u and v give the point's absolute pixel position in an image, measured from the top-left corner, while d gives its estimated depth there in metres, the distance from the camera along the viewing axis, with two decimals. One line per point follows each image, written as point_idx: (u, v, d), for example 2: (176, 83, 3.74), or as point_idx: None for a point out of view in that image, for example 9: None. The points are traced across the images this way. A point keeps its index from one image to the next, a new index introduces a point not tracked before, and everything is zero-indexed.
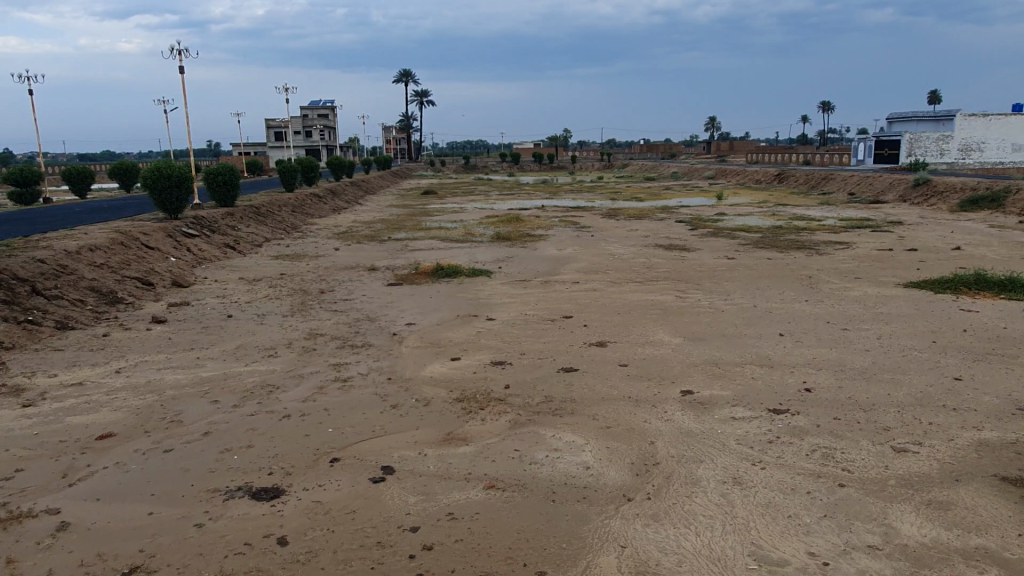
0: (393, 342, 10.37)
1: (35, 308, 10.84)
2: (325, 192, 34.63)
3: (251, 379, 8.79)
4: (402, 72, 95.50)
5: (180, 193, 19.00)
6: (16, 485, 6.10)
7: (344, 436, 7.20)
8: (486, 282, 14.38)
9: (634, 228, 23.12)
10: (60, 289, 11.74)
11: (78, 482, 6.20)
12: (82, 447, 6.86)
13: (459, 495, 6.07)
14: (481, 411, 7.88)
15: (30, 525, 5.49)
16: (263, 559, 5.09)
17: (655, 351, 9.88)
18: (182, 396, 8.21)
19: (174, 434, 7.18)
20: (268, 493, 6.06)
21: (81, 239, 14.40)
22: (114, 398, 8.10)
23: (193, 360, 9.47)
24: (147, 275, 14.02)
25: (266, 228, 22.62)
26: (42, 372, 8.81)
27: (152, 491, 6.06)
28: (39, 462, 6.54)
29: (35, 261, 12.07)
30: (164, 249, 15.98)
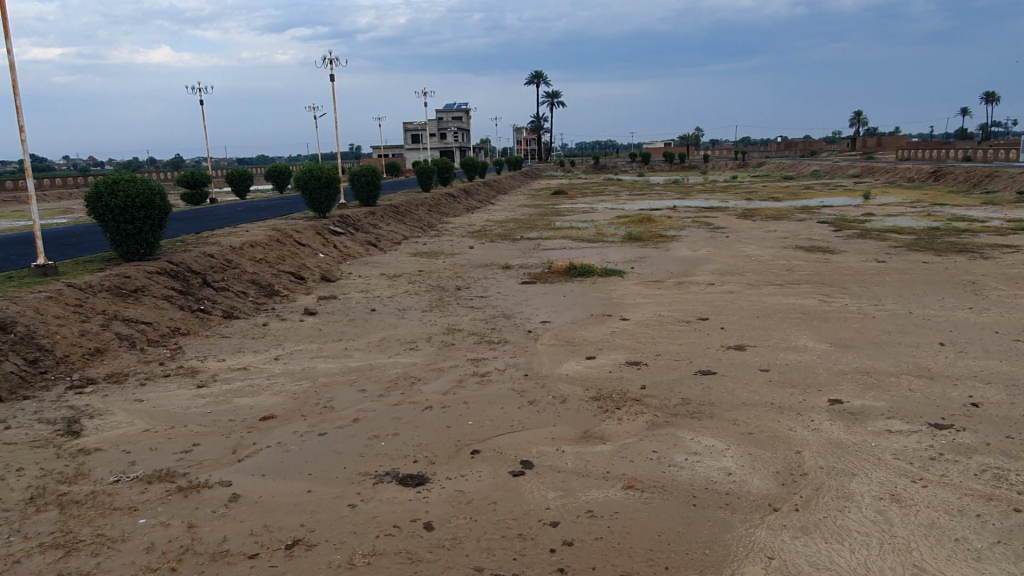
0: (528, 339, 10.52)
1: (206, 299, 11.91)
2: (458, 192, 35.72)
3: (395, 370, 9.22)
4: (535, 76, 97.10)
5: (328, 193, 20.20)
6: (194, 457, 6.73)
7: (484, 429, 7.40)
8: (620, 282, 14.31)
9: (773, 229, 22.24)
10: (226, 281, 12.81)
11: (246, 458, 6.75)
12: (247, 426, 7.45)
13: (599, 493, 6.08)
14: (618, 410, 7.86)
15: (208, 494, 6.04)
16: (412, 542, 5.32)
17: (799, 357, 9.47)
18: (333, 383, 8.74)
19: (328, 419, 7.66)
20: (414, 479, 6.34)
21: (243, 236, 15.64)
22: (274, 382, 8.77)
23: (342, 350, 10.06)
24: (300, 269, 15.02)
25: (405, 227, 23.57)
26: (213, 356, 9.67)
27: (310, 471, 6.50)
28: (213, 437, 7.18)
29: (205, 255, 13.25)
30: (315, 246, 17.05)
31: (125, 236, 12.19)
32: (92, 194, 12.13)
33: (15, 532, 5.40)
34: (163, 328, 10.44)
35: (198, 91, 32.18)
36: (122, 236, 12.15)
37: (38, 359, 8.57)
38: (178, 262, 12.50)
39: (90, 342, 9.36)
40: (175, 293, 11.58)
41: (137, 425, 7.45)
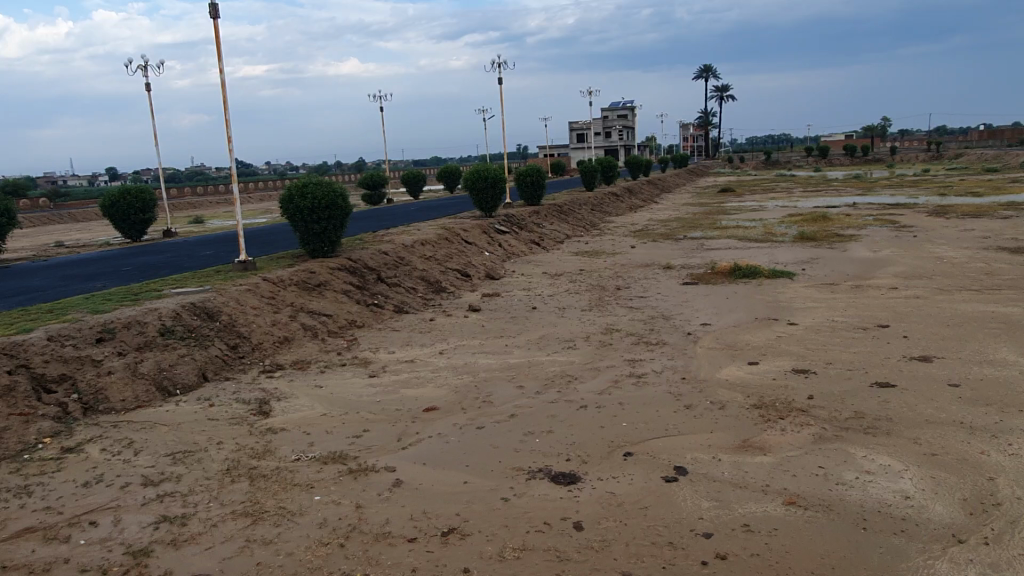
0: (688, 341, 10.26)
1: (380, 294, 12.73)
2: (622, 191, 35.46)
3: (552, 368, 9.36)
4: (704, 69, 94.10)
5: (495, 193, 20.82)
6: (364, 442, 7.24)
7: (638, 432, 7.32)
8: (789, 285, 13.55)
9: (972, 228, 20.02)
10: (398, 278, 13.63)
11: (409, 446, 7.15)
12: (412, 416, 7.90)
13: (757, 507, 5.81)
14: (782, 420, 7.46)
15: (375, 477, 6.48)
16: (561, 540, 5.39)
17: (996, 372, 8.48)
18: (493, 379, 9.03)
19: (486, 414, 7.93)
20: (566, 478, 6.41)
21: (414, 235, 16.55)
22: (438, 375, 9.23)
23: (503, 347, 10.36)
24: (466, 267, 15.64)
25: (568, 226, 23.79)
26: (385, 348, 10.33)
27: (468, 463, 6.77)
28: (381, 425, 7.69)
29: (380, 253, 14.18)
30: (480, 244, 17.67)
31: (312, 235, 13.33)
32: (287, 197, 13.42)
33: (213, 498, 6.11)
34: (341, 320, 11.31)
35: (380, 98, 39.10)
36: (310, 235, 13.29)
37: (238, 345, 9.67)
38: (356, 260, 13.48)
39: (280, 331, 10.37)
40: (353, 287, 12.50)
41: (317, 408, 8.14)
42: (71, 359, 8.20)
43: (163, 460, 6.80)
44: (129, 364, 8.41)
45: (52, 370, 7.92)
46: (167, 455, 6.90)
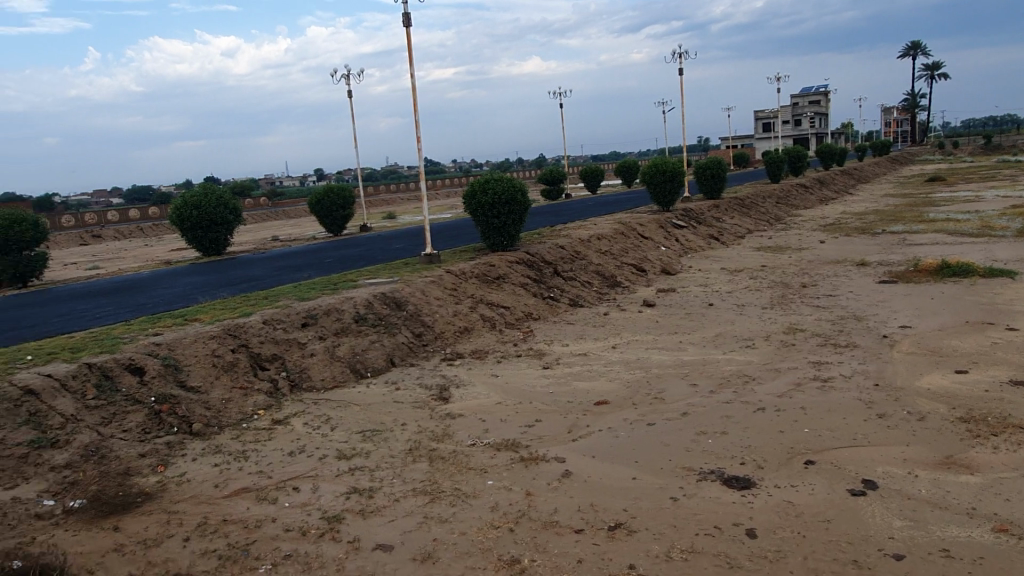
0: (883, 345, 9.44)
1: (556, 287, 12.96)
2: (813, 182, 33.23)
3: (729, 367, 9.03)
4: (912, 46, 85.52)
5: (674, 186, 20.37)
6: (536, 432, 7.44)
7: (822, 439, 6.87)
8: (1009, 285, 12.01)
9: None
10: (573, 272, 13.79)
11: (579, 439, 7.25)
12: (584, 409, 7.99)
13: (960, 532, 5.24)
14: (994, 437, 6.65)
15: (546, 467, 6.64)
16: (732, 546, 5.21)
17: None
18: (666, 375, 8.89)
19: (658, 410, 7.83)
20: (740, 482, 6.17)
21: (590, 229, 16.64)
22: (610, 369, 9.24)
23: (677, 343, 10.15)
24: (641, 261, 15.47)
25: (751, 220, 22.73)
26: (558, 341, 10.51)
27: (637, 459, 6.74)
28: (553, 416, 7.86)
29: (556, 247, 14.43)
30: (657, 239, 17.40)
31: (492, 230, 13.85)
32: (469, 193, 14.05)
33: (397, 474, 6.59)
34: (518, 313, 11.65)
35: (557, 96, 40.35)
36: (490, 230, 13.83)
37: (423, 333, 10.30)
38: (533, 254, 13.82)
39: (461, 321, 10.91)
40: (529, 281, 12.84)
41: (493, 396, 8.48)
42: (281, 341, 9.20)
43: (355, 437, 7.43)
44: (329, 347, 9.28)
45: (266, 350, 8.93)
46: (359, 432, 7.53)
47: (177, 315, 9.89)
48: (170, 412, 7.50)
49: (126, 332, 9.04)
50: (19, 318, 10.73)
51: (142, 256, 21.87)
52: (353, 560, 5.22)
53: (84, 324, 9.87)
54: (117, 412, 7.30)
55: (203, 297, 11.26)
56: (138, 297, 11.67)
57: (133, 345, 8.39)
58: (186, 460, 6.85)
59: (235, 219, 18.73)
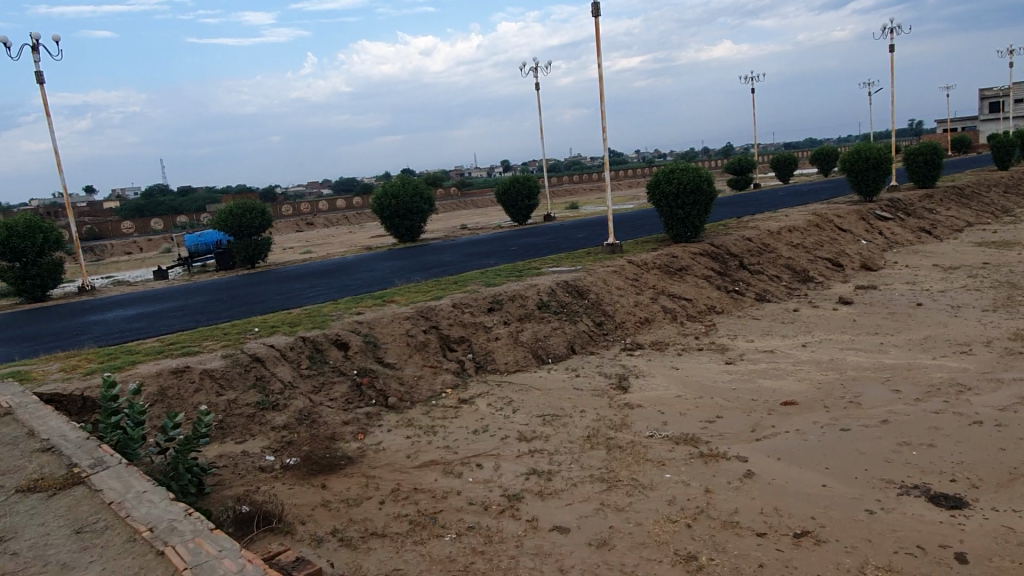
0: None
1: (742, 280, 12.44)
2: None
3: (939, 374, 8.19)
4: None
5: (878, 174, 18.71)
6: (717, 429, 7.24)
7: None
8: None
9: None
10: (761, 265, 13.17)
11: (764, 439, 6.95)
12: (769, 408, 7.65)
13: None
14: None
15: (727, 465, 6.45)
16: (938, 569, 4.75)
17: None
18: (863, 378, 8.25)
19: (853, 415, 7.31)
20: (950, 501, 5.60)
21: (781, 221, 15.78)
22: (799, 368, 8.74)
23: (877, 345, 9.36)
24: (838, 256, 14.41)
25: (971, 211, 20.32)
26: (743, 336, 10.10)
27: (828, 465, 6.35)
28: (735, 413, 7.59)
29: (743, 240, 13.85)
30: (857, 232, 16.12)
31: (676, 220, 13.57)
32: (653, 183, 13.87)
33: (575, 460, 6.71)
34: (701, 306, 11.34)
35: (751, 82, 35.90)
36: (673, 220, 13.56)
37: (603, 322, 10.35)
38: (718, 246, 13.38)
39: (641, 312, 10.82)
40: (713, 273, 12.45)
41: (672, 389, 8.34)
42: (469, 324, 9.68)
43: (535, 420, 7.66)
44: (512, 332, 9.62)
45: (455, 332, 9.44)
46: (539, 416, 7.75)
47: (377, 296, 10.73)
48: (370, 385, 8.19)
49: (333, 310, 9.97)
50: (247, 295, 12.17)
51: (347, 242, 23.87)
52: (531, 538, 5.40)
53: (299, 301, 11.00)
54: (325, 382, 8.09)
55: (399, 280, 12.10)
56: (344, 279, 12.79)
57: (339, 322, 9.23)
58: (383, 431, 7.44)
59: (431, 209, 19.86)
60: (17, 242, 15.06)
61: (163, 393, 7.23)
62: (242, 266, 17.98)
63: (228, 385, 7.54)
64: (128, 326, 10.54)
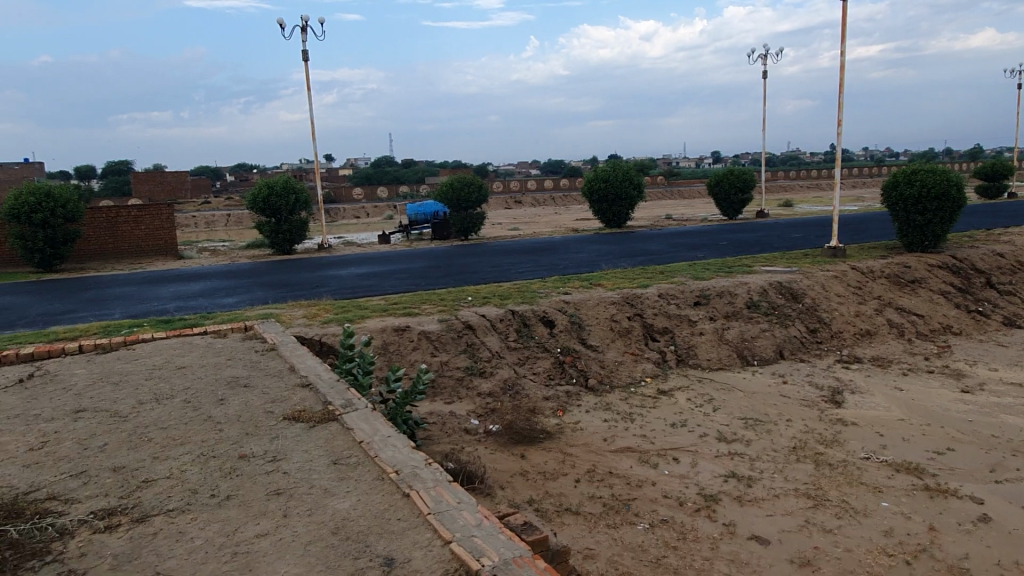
0: None
1: (987, 301, 11.05)
2: None
3: None
4: None
5: None
6: (946, 462, 6.52)
7: None
8: None
9: None
10: (1014, 286, 11.60)
11: (1005, 482, 6.15)
12: (1013, 449, 6.74)
13: None
14: None
15: (957, 504, 5.79)
16: None
17: None
18: None
19: None
20: None
21: None
22: None
23: None
24: None
25: None
26: (984, 364, 8.97)
27: None
28: (970, 448, 6.79)
29: (993, 256, 12.28)
30: None
31: (913, 227, 12.30)
32: (890, 184, 12.68)
33: (779, 470, 6.38)
34: (934, 324, 10.23)
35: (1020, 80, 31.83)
36: (909, 227, 12.31)
37: (818, 329, 9.69)
38: (961, 260, 11.96)
39: (863, 323, 9.98)
40: (953, 290, 11.18)
41: (894, 412, 7.63)
42: (673, 315, 9.51)
43: (737, 422, 7.37)
44: (718, 329, 9.31)
45: (659, 322, 9.33)
46: (741, 419, 7.45)
47: (583, 278, 10.87)
48: (571, 364, 8.34)
49: (541, 288, 10.25)
50: (462, 265, 12.89)
51: (553, 222, 24.36)
52: (727, 543, 5.22)
53: (509, 276, 11.43)
54: (530, 356, 8.36)
55: (605, 265, 12.15)
56: (551, 258, 13.08)
57: (546, 300, 9.48)
58: (581, 411, 7.55)
59: (639, 196, 19.52)
60: (274, 200, 17.14)
61: (386, 348, 7.88)
62: (457, 237, 19.05)
63: (442, 348, 8.05)
64: (359, 283, 11.60)
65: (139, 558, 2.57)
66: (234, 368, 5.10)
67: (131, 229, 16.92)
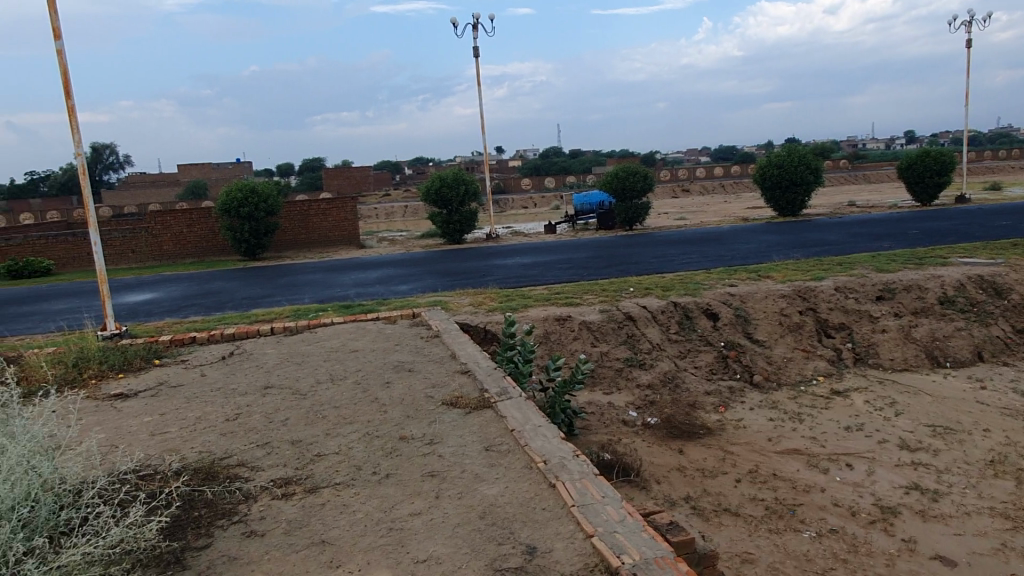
0: None
1: None
2: None
3: None
4: None
5: None
6: None
7: None
8: None
9: None
10: None
11: None
12: None
13: None
14: None
15: None
16: None
17: None
18: None
19: None
20: None
21: None
22: None
23: None
24: None
25: None
26: None
27: None
28: None
29: None
30: None
31: None
32: None
33: (972, 485, 5.74)
34: None
35: None
36: None
37: None
38: None
39: None
40: None
41: None
42: (851, 311, 8.85)
43: (923, 429, 6.72)
44: (904, 326, 8.53)
45: (834, 318, 8.73)
46: (928, 426, 6.78)
47: (752, 269, 10.39)
48: (736, 360, 8.03)
49: (706, 279, 9.92)
50: (625, 255, 12.78)
51: (723, 211, 23.44)
52: (906, 561, 4.79)
53: (673, 267, 11.16)
54: (692, 349, 8.15)
55: (776, 255, 11.53)
56: (718, 249, 12.61)
57: (711, 292, 9.17)
58: (745, 408, 7.25)
59: (817, 181, 18.28)
60: (445, 192, 17.95)
61: (547, 337, 8.01)
62: (621, 227, 18.90)
63: (601, 338, 8.05)
64: (522, 272, 11.86)
65: (308, 526, 2.84)
66: (402, 353, 5.43)
67: (320, 221, 18.44)
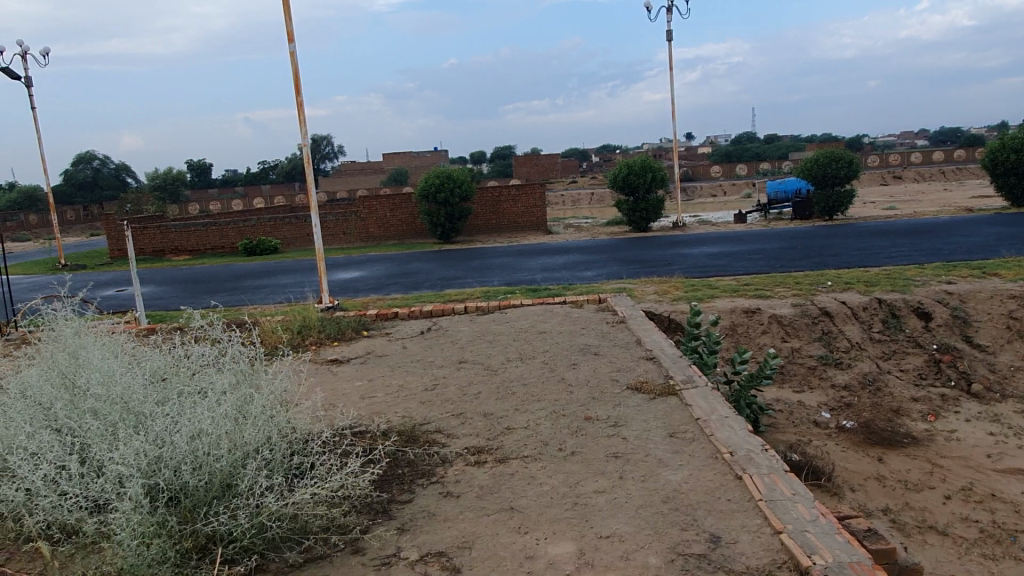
0: None
1: None
2: None
3: None
4: None
5: None
6: None
7: None
8: None
9: None
10: None
11: None
12: None
13: None
14: None
15: None
16: None
17: None
18: None
19: None
20: None
21: None
22: None
23: None
24: None
25: None
26: None
27: None
28: None
29: None
30: None
31: None
32: None
33: None
34: None
35: None
36: None
37: None
38: None
39: None
40: None
41: None
42: None
43: None
44: None
45: None
46: None
47: (975, 265, 9.32)
48: (951, 365, 7.30)
49: (919, 275, 9.06)
50: (825, 246, 11.98)
51: (942, 201, 21.12)
52: None
53: (879, 260, 10.29)
54: (898, 350, 7.52)
55: (1007, 250, 10.23)
56: (934, 242, 11.43)
57: (924, 289, 8.35)
58: (959, 418, 6.57)
59: None
60: (633, 178, 17.85)
61: (734, 329, 7.75)
62: (820, 217, 17.69)
63: (794, 333, 7.65)
64: (711, 262, 11.52)
65: (498, 492, 3.03)
66: (587, 337, 5.53)
67: (510, 207, 19.07)
